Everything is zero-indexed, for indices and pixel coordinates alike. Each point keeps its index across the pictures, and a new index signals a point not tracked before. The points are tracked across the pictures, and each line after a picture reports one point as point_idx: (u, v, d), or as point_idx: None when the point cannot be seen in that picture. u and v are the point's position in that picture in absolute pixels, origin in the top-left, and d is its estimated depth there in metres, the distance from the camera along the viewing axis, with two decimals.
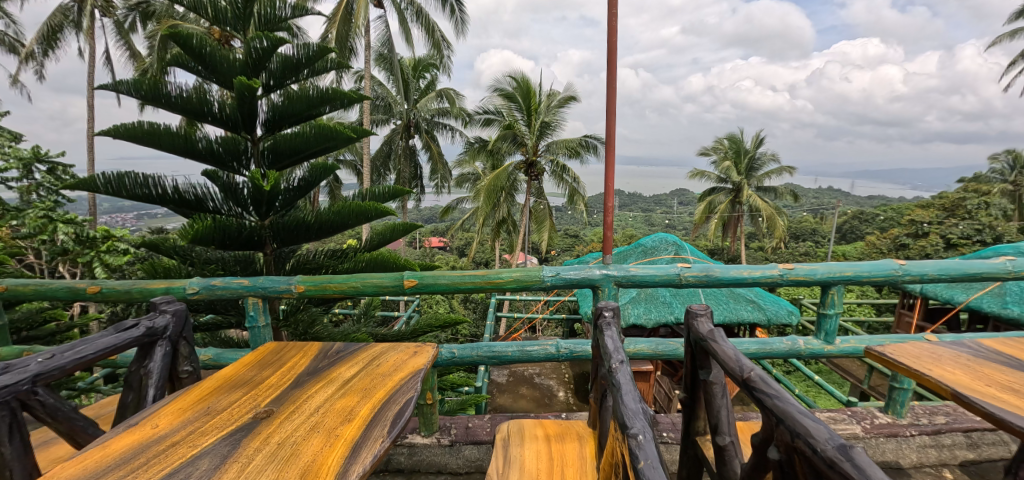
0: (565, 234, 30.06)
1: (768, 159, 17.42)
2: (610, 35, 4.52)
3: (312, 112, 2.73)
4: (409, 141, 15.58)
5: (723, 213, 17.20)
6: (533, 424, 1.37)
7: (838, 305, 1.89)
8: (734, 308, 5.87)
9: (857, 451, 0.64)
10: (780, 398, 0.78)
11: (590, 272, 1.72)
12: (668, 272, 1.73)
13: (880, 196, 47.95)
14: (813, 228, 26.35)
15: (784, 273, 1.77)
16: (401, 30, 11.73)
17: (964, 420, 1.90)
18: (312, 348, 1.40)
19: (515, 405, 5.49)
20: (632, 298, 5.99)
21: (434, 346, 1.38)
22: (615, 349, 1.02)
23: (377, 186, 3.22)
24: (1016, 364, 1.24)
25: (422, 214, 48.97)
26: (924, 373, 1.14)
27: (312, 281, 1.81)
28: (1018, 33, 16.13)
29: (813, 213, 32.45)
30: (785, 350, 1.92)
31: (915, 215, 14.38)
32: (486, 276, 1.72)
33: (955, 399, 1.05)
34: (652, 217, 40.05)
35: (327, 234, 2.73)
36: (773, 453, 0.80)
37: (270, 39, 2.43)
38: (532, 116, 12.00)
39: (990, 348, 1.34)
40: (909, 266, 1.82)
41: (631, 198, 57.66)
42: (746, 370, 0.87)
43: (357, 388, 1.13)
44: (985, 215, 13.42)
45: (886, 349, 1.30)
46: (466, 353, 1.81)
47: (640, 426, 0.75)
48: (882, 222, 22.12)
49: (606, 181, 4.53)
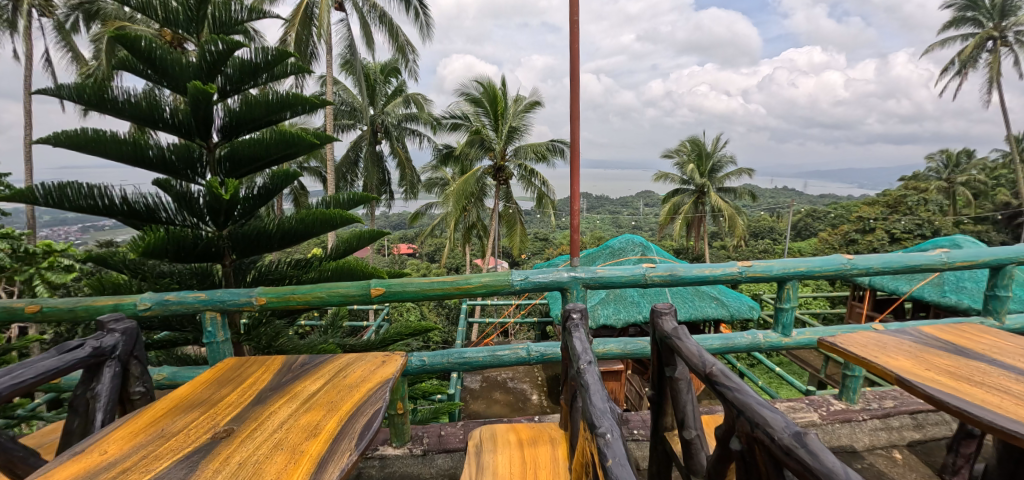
0: (535, 238, 30.33)
1: (728, 161, 18.12)
2: (573, 41, 4.63)
3: (271, 117, 2.64)
4: (376, 147, 15.31)
5: (687, 213, 17.81)
6: (505, 429, 1.37)
7: (793, 299, 1.98)
8: (699, 305, 6.06)
9: (809, 436, 0.67)
10: (740, 391, 0.81)
11: (558, 274, 1.72)
12: (633, 272, 1.75)
13: (830, 195, 50.96)
14: (771, 227, 27.71)
15: (743, 270, 1.83)
16: (364, 33, 11.60)
17: (911, 403, 2.03)
18: (276, 362, 1.36)
19: (489, 411, 5.47)
20: (602, 298, 6.10)
21: (403, 355, 1.35)
22: (582, 350, 1.02)
23: (342, 193, 3.13)
24: (953, 349, 1.33)
25: (391, 221, 48.80)
26: (869, 360, 1.22)
27: (274, 292, 1.74)
28: (946, 43, 17.57)
29: (771, 213, 34.13)
30: (746, 345, 1.98)
31: (862, 212, 15.33)
32: (454, 282, 1.69)
33: (899, 383, 1.13)
34: (619, 219, 41.03)
35: (289, 243, 2.64)
36: (735, 444, 0.82)
37: (227, 42, 2.33)
38: (498, 121, 12.09)
39: (930, 335, 1.44)
40: (855, 260, 1.93)
41: (598, 201, 58.97)
42: (709, 365, 0.90)
43: (322, 402, 1.09)
44: (923, 210, 14.51)
45: (837, 339, 1.38)
46: (437, 360, 1.78)
47: (608, 425, 0.74)
48: (833, 219, 23.49)
49: (572, 185, 4.60)
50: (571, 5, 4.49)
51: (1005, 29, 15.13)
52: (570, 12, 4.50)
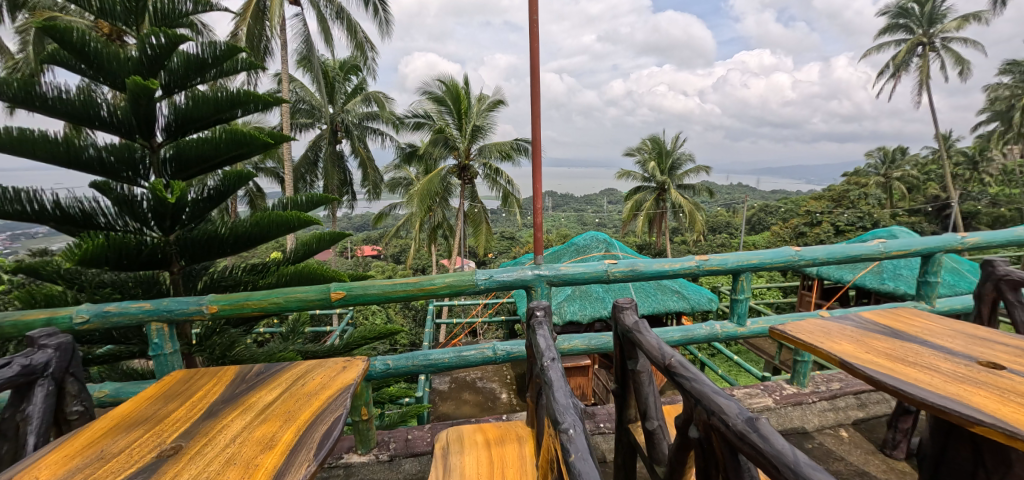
0: (502, 237, 30.36)
1: (686, 159, 18.74)
2: (534, 40, 4.65)
3: (222, 115, 2.51)
4: (337, 146, 14.87)
5: (649, 209, 18.31)
6: (472, 430, 1.36)
7: (747, 290, 2.07)
8: (662, 299, 6.25)
9: (761, 421, 0.70)
10: (697, 380, 0.84)
11: (522, 272, 1.73)
12: (596, 268, 1.77)
13: (780, 191, 53.66)
14: (727, 222, 28.91)
15: (700, 264, 1.89)
16: (321, 29, 11.25)
17: (855, 384, 2.17)
18: (229, 373, 1.29)
19: (458, 412, 5.43)
20: (568, 295, 6.17)
21: (365, 360, 1.31)
22: (546, 347, 1.02)
23: (300, 194, 3.01)
24: (889, 332, 1.42)
25: (354, 223, 47.61)
26: (816, 346, 1.29)
27: (227, 299, 1.66)
28: (881, 48, 18.84)
29: (727, 208, 35.59)
30: (705, 336, 2.05)
31: (810, 206, 16.23)
32: (417, 283, 1.66)
33: (843, 367, 1.20)
34: (584, 216, 41.70)
35: (243, 247, 2.52)
36: (693, 432, 0.85)
37: (170, 36, 2.20)
38: (462, 120, 12.00)
39: (869, 320, 1.55)
40: (803, 252, 2.04)
41: (563, 199, 59.65)
42: (667, 357, 0.93)
43: (279, 412, 1.05)
44: (864, 204, 15.51)
45: (786, 328, 1.45)
46: (401, 363, 1.74)
47: (570, 421, 0.75)
48: (784, 214, 24.77)
49: (536, 183, 4.62)
50: (531, 5, 4.51)
51: (932, 36, 16.39)
52: (530, 11, 4.52)
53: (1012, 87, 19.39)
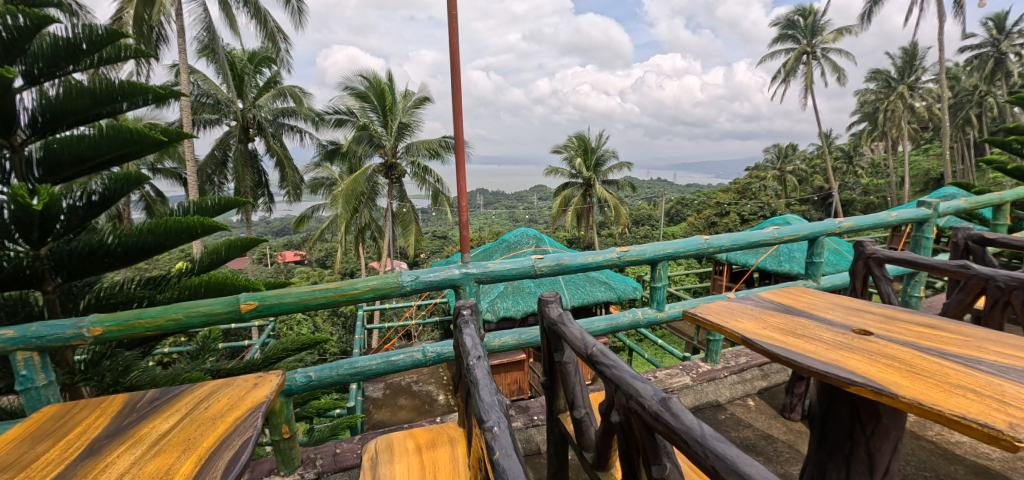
0: (434, 236, 29.87)
1: (610, 156, 19.65)
2: (454, 38, 4.62)
3: (104, 108, 2.21)
4: (249, 145, 13.74)
5: (577, 205, 19.00)
6: (403, 436, 1.32)
7: (664, 278, 2.21)
8: (591, 290, 6.51)
9: (673, 401, 0.75)
10: (616, 367, 0.88)
11: (449, 272, 1.70)
12: (522, 264, 1.80)
13: (694, 185, 58.22)
14: (649, 214, 30.80)
15: (620, 256, 1.99)
16: (225, 16, 10.31)
17: (758, 357, 2.41)
18: (115, 402, 1.13)
19: (395, 418, 5.28)
20: (501, 291, 6.22)
21: (279, 374, 1.22)
22: (473, 346, 1.02)
23: (205, 197, 2.73)
24: (783, 309, 1.59)
25: (272, 227, 44.35)
26: (722, 326, 1.42)
27: (114, 319, 1.46)
28: (774, 56, 21.05)
29: (648, 202, 37.89)
30: (628, 323, 2.15)
31: (719, 198, 17.76)
32: (338, 289, 1.57)
33: (745, 343, 1.32)
34: (515, 213, 42.29)
35: (137, 258, 2.23)
36: (615, 417, 0.89)
37: (32, 16, 1.88)
38: (387, 116, 11.64)
39: (767, 299, 1.72)
40: (711, 240, 2.21)
41: (495, 196, 59.97)
42: (589, 347, 0.96)
43: (177, 441, 0.94)
44: (764, 195, 17.24)
45: (698, 311, 1.57)
46: (325, 373, 1.64)
47: (495, 419, 0.75)
48: (697, 206, 26.91)
49: (459, 182, 4.56)
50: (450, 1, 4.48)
51: (814, 45, 18.55)
52: (449, 8, 4.48)
53: (875, 92, 22.57)
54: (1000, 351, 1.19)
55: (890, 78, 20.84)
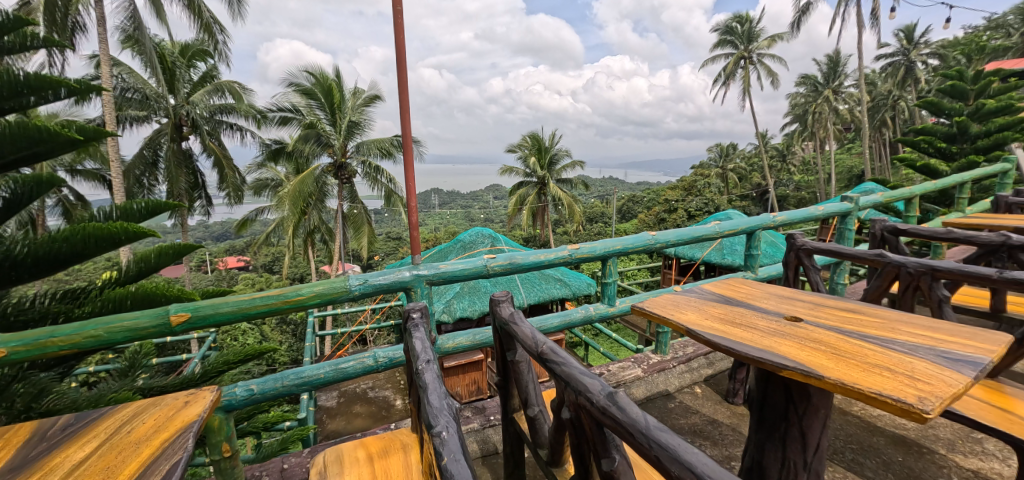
0: (388, 238, 29.17)
1: (563, 155, 19.97)
2: (401, 35, 4.53)
3: (8, 102, 1.97)
4: (182, 144, 12.81)
5: (532, 203, 19.16)
6: (353, 446, 1.27)
7: (614, 274, 2.27)
8: (546, 288, 6.59)
9: (619, 396, 0.77)
10: (566, 363, 0.89)
11: (399, 274, 1.67)
12: (474, 264, 1.79)
13: (644, 182, 60.33)
14: (602, 212, 31.63)
15: (572, 253, 2.02)
16: (153, 4, 9.56)
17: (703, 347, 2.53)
18: (22, 430, 1.02)
19: (350, 426, 5.11)
20: (457, 292, 6.16)
21: (214, 390, 1.14)
22: (422, 349, 1.00)
23: (132, 200, 2.49)
24: (724, 301, 1.68)
25: (212, 231, 41.62)
26: (668, 319, 1.47)
27: (22, 338, 1.31)
28: (714, 60, 22.19)
29: (601, 200, 38.87)
30: (581, 318, 2.19)
31: (668, 195, 18.51)
32: (281, 296, 1.49)
33: (690, 334, 1.38)
34: (470, 213, 42.07)
35: (50, 270, 2.01)
36: (567, 413, 0.90)
37: None
38: (335, 114, 11.25)
39: (711, 291, 1.81)
40: (658, 235, 2.29)
41: (451, 196, 59.40)
42: (540, 345, 0.97)
43: (94, 471, 0.86)
44: (708, 192, 18.15)
45: (646, 305, 1.63)
46: (269, 385, 1.55)
47: (444, 423, 0.74)
48: (647, 203, 27.92)
49: (409, 183, 4.48)
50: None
51: (750, 51, 19.73)
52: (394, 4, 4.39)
53: (804, 95, 24.35)
54: (910, 331, 1.32)
55: (817, 83, 22.54)
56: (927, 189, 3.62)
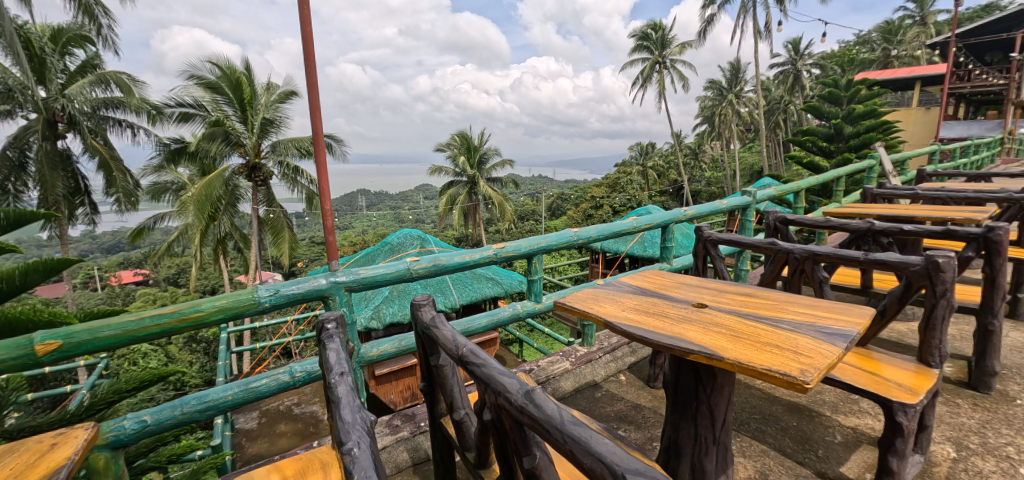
0: (313, 242, 27.59)
1: (493, 154, 20.10)
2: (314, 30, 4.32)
3: None
4: (57, 142, 11.14)
5: (464, 203, 19.08)
6: (266, 471, 1.18)
7: (539, 271, 2.33)
8: (478, 287, 6.60)
9: (536, 393, 0.79)
10: (486, 364, 0.89)
11: (315, 282, 1.58)
12: (397, 268, 1.73)
13: (573, 180, 62.43)
14: (533, 210, 32.31)
15: (496, 252, 2.03)
16: None
17: None
18: None
19: (274, 447, 4.76)
20: (386, 297, 5.98)
21: (87, 429, 1.00)
22: (336, 361, 0.95)
23: None
24: (642, 292, 1.77)
25: (100, 242, 36.75)
26: (589, 313, 1.53)
27: None
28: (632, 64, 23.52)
29: (532, 198, 39.68)
30: (508, 317, 2.22)
31: (594, 192, 19.33)
32: (178, 313, 1.34)
33: (608, 327, 1.44)
34: (400, 213, 40.98)
35: None
36: (488, 415, 0.90)
37: None
38: (246, 111, 10.41)
39: (630, 284, 1.91)
40: (580, 232, 2.38)
41: (380, 197, 57.44)
42: (461, 348, 0.97)
43: None
44: (630, 189, 19.22)
45: (569, 300, 1.68)
46: (166, 415, 1.38)
47: (356, 438, 0.71)
48: (575, 200, 28.95)
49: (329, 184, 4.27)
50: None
51: (664, 56, 21.15)
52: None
53: (711, 98, 26.58)
54: (796, 311, 1.48)
55: (722, 87, 24.72)
56: (812, 184, 4.08)
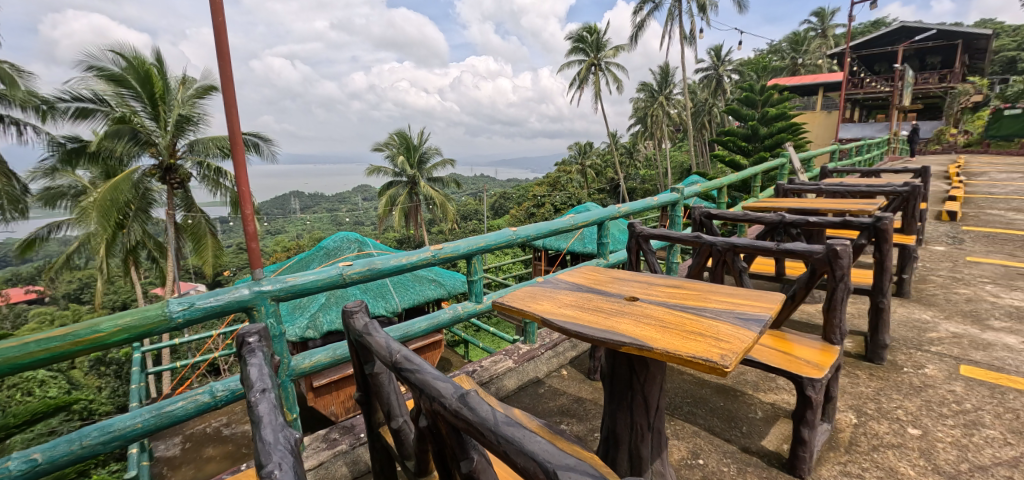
0: (240, 249, 25.71)
1: (434, 153, 19.80)
2: None
3: None
4: None
5: (405, 203, 18.63)
6: None
7: (479, 271, 2.32)
8: (421, 290, 6.48)
9: (471, 395, 0.78)
10: (421, 370, 0.88)
11: (236, 292, 1.47)
12: (328, 274, 1.66)
13: (515, 178, 62.99)
14: (477, 210, 32.25)
15: (435, 253, 2.00)
16: None
17: None
18: None
19: (199, 473, 4.38)
20: (322, 304, 5.71)
21: None
22: (259, 377, 0.89)
23: None
24: (579, 288, 1.83)
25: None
26: (528, 310, 1.55)
27: None
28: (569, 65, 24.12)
29: (475, 197, 39.56)
30: (449, 319, 2.19)
31: (535, 191, 19.62)
32: (71, 335, 1.19)
33: (545, 324, 1.47)
34: (338, 216, 39.30)
35: None
36: (424, 421, 0.89)
37: None
38: (158, 107, 9.48)
39: (568, 280, 1.95)
40: (518, 231, 2.40)
41: (315, 199, 54.67)
42: (394, 354, 0.95)
43: None
44: (570, 187, 19.73)
45: (509, 299, 1.70)
46: (62, 449, 1.22)
47: (279, 459, 0.67)
48: (518, 199, 29.26)
49: None
50: None
51: (599, 59, 21.89)
52: None
53: (644, 100, 27.92)
54: (718, 300, 1.59)
55: (653, 90, 26.04)
56: (732, 181, 4.40)
